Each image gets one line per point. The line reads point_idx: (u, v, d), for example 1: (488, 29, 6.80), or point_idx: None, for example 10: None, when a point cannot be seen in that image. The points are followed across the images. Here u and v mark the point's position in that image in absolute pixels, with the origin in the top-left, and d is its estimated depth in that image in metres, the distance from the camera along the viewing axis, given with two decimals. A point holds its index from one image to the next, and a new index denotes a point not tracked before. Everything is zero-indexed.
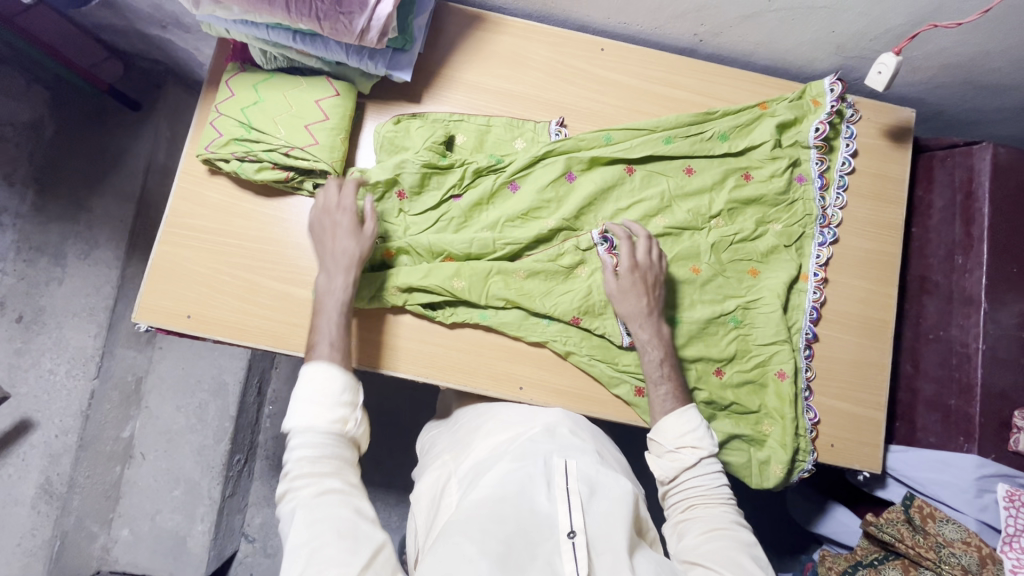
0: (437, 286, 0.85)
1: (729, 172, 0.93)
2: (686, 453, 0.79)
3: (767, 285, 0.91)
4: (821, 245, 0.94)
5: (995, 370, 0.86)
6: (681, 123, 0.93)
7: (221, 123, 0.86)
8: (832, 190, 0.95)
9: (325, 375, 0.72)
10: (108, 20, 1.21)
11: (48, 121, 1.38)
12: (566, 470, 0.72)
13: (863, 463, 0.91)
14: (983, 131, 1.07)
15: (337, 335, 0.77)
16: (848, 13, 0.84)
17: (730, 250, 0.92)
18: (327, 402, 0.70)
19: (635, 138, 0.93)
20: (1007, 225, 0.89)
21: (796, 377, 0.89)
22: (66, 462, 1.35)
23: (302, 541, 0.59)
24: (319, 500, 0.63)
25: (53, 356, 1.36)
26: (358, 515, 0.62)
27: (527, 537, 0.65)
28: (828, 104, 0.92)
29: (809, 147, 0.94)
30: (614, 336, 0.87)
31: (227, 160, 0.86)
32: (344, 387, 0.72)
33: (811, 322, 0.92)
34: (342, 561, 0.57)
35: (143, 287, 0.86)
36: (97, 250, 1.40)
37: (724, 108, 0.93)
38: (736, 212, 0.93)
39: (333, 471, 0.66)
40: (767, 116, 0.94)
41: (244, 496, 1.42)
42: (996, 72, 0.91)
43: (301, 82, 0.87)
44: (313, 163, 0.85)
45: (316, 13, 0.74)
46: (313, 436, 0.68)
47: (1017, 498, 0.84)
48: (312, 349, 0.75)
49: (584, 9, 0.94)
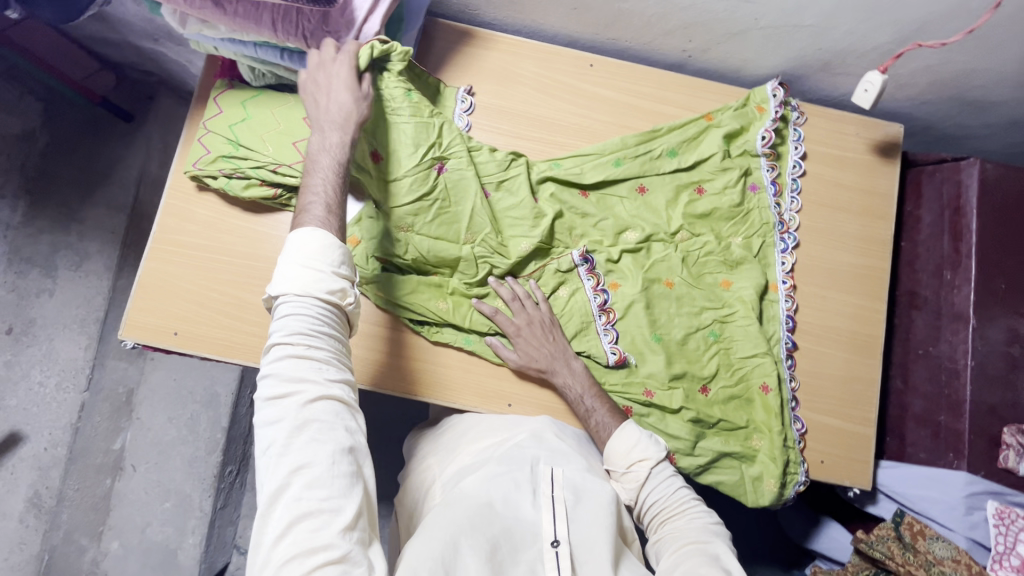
0: (425, 306, 0.86)
1: (680, 188, 0.93)
2: (638, 468, 0.79)
3: (737, 296, 0.91)
4: (784, 251, 0.94)
5: (984, 386, 0.86)
6: (629, 144, 0.93)
7: (209, 140, 0.86)
8: (786, 196, 0.95)
9: (325, 242, 0.68)
10: (100, 34, 1.21)
11: (40, 132, 1.38)
12: (551, 478, 0.75)
13: (852, 479, 0.91)
14: (973, 145, 1.07)
15: (331, 197, 0.71)
16: (834, 31, 0.85)
17: (697, 262, 0.92)
18: (323, 268, 0.67)
19: (585, 163, 0.93)
20: (995, 241, 0.89)
21: (781, 388, 0.89)
22: (55, 475, 1.35)
23: (291, 460, 0.59)
24: (314, 403, 0.61)
25: (43, 369, 1.36)
26: (353, 431, 0.63)
27: (511, 543, 0.67)
28: (772, 109, 0.93)
29: (758, 155, 0.94)
30: (601, 352, 0.87)
31: (215, 177, 0.86)
32: (343, 259, 0.69)
33: (788, 331, 0.92)
34: (333, 500, 0.58)
35: (131, 304, 0.86)
36: (88, 260, 1.39)
37: (669, 124, 0.94)
38: (695, 225, 0.93)
39: (330, 354, 0.65)
40: (713, 127, 0.94)
41: (236, 508, 1.40)
42: (982, 88, 0.92)
43: (289, 99, 0.88)
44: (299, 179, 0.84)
45: (303, 33, 0.76)
46: (311, 307, 0.65)
47: (1007, 515, 0.85)
48: (304, 214, 0.70)
49: (573, 25, 0.94)
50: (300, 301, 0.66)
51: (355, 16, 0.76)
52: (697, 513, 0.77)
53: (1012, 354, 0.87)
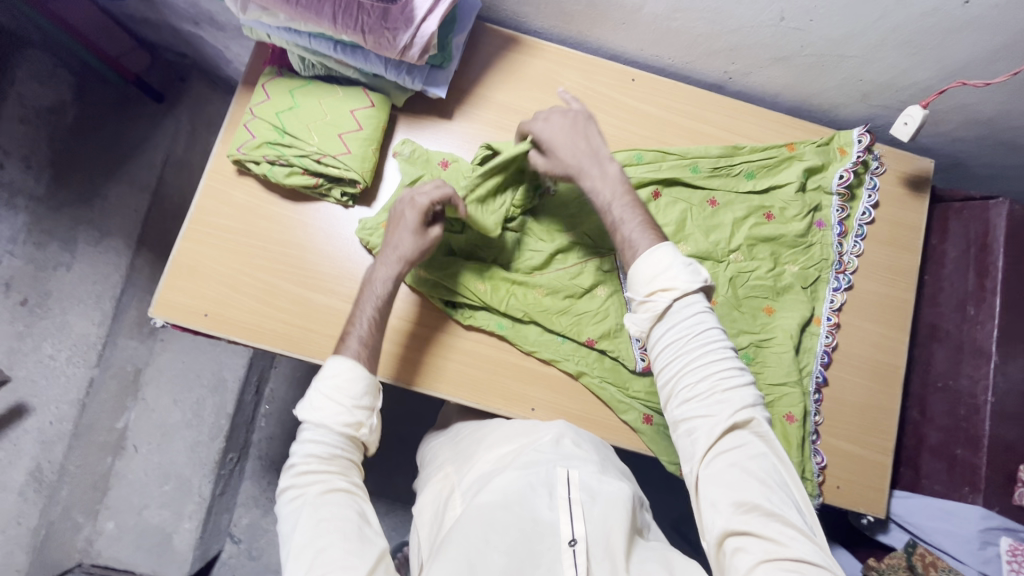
0: (462, 286, 0.87)
1: (752, 210, 0.94)
2: (660, 299, 0.69)
3: (781, 324, 0.92)
4: (836, 290, 0.95)
5: (1002, 423, 0.87)
6: (710, 154, 0.95)
7: (254, 126, 0.87)
8: (849, 238, 0.97)
9: (352, 374, 0.72)
10: (142, 13, 1.22)
11: (70, 107, 1.37)
12: (568, 480, 0.73)
13: (867, 507, 0.91)
14: (1002, 186, 1.09)
15: (367, 330, 0.77)
16: (878, 64, 0.86)
17: (747, 285, 0.93)
18: (347, 401, 0.71)
19: (665, 159, 0.95)
20: (1021, 280, 0.90)
21: (804, 421, 0.89)
22: (59, 450, 1.30)
23: (309, 540, 0.63)
24: (325, 495, 0.67)
25: (55, 342, 1.32)
26: (365, 514, 0.67)
27: (529, 547, 0.66)
28: (855, 153, 0.95)
29: (831, 193, 0.96)
30: (629, 358, 0.88)
31: (258, 162, 0.86)
32: (365, 390, 0.72)
33: (822, 366, 0.92)
34: (348, 561, 0.61)
35: (162, 283, 0.86)
36: (107, 238, 1.39)
37: (751, 145, 0.96)
38: (755, 249, 0.94)
39: (344, 463, 0.71)
40: (794, 159, 0.96)
41: (233, 494, 1.41)
42: (1016, 131, 0.93)
43: (338, 91, 0.88)
44: (342, 171, 0.85)
45: (362, 27, 0.75)
46: (328, 436, 0.70)
47: (1020, 552, 0.86)
48: (342, 342, 0.76)
49: (619, 39, 0.95)
50: (318, 429, 0.71)
51: (415, 14, 0.75)
52: (730, 374, 0.67)
53: None
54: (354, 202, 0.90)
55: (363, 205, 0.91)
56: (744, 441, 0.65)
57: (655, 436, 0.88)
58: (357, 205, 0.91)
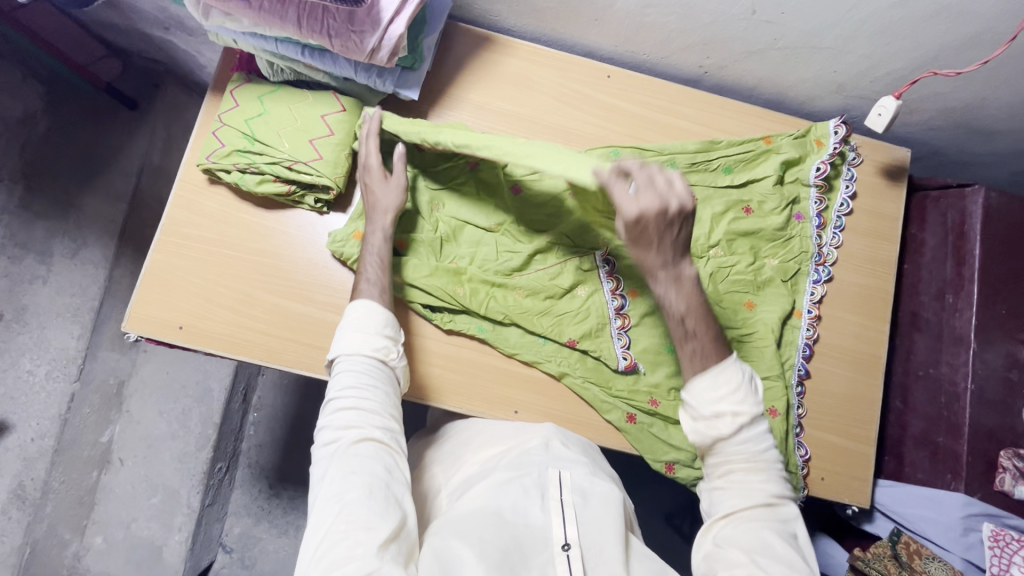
0: (439, 289, 0.86)
1: (731, 204, 0.94)
2: (725, 421, 0.69)
3: (762, 319, 0.92)
4: (816, 282, 0.95)
5: (982, 409, 0.88)
6: (687, 149, 0.94)
7: (223, 133, 0.85)
8: (828, 230, 0.97)
9: (369, 310, 0.76)
10: (110, 20, 1.20)
11: (41, 117, 1.35)
12: (560, 482, 0.72)
13: (852, 497, 0.92)
14: (977, 173, 1.09)
15: (379, 276, 0.80)
16: (851, 54, 0.86)
17: (727, 280, 0.93)
18: (370, 331, 0.74)
19: (642, 156, 0.94)
20: (996, 267, 0.91)
21: (787, 414, 0.89)
22: (41, 467, 1.29)
23: (335, 493, 0.62)
24: (356, 446, 0.66)
25: (34, 357, 1.32)
26: (392, 469, 0.66)
27: (521, 549, 0.64)
28: (831, 145, 0.95)
29: (809, 185, 0.96)
30: (612, 358, 0.88)
31: (229, 171, 0.85)
32: (387, 321, 0.76)
33: (804, 358, 0.93)
34: (369, 520, 0.60)
35: (136, 297, 0.84)
36: (85, 249, 1.37)
37: (728, 139, 0.95)
38: (734, 244, 0.94)
39: (376, 405, 0.70)
40: (772, 151, 0.96)
41: (224, 504, 1.37)
42: (990, 118, 0.94)
43: (308, 95, 0.86)
44: (314, 178, 0.84)
45: (328, 31, 0.73)
46: (360, 365, 0.72)
47: (1002, 537, 0.85)
48: (356, 289, 0.79)
49: (592, 36, 0.95)
50: (351, 360, 0.73)
51: (381, 16, 0.73)
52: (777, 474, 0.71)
53: (1010, 378, 0.89)
54: (328, 209, 0.89)
55: (338, 211, 0.90)
56: (777, 521, 0.67)
57: (640, 435, 0.88)
58: (333, 211, 0.90)
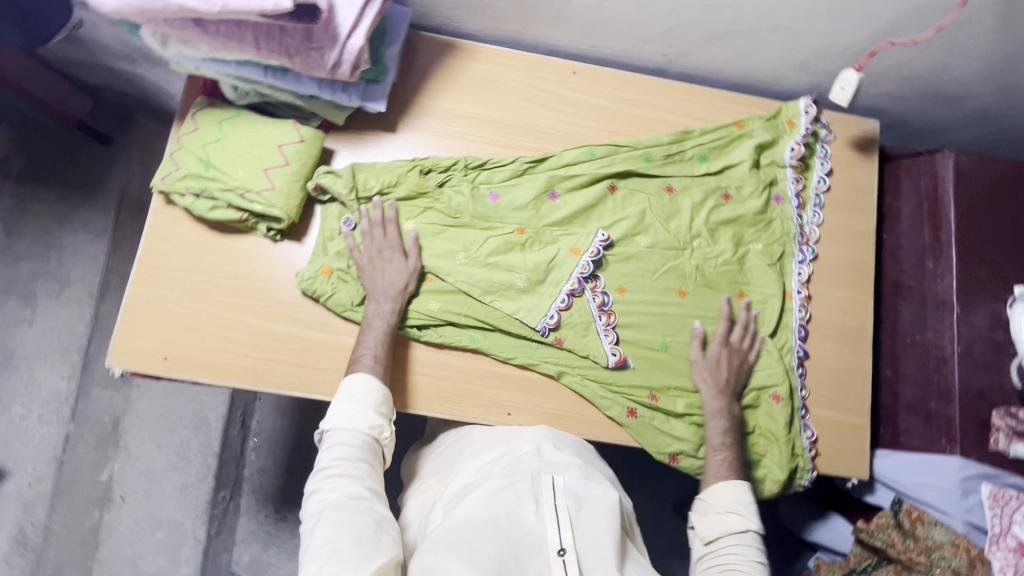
0: (423, 310, 0.86)
1: (709, 192, 0.95)
2: (734, 519, 0.79)
3: (755, 307, 0.92)
4: (802, 262, 0.95)
5: (971, 371, 0.89)
6: (660, 142, 0.95)
7: (180, 157, 0.85)
8: (808, 209, 0.97)
9: (369, 384, 0.76)
10: (76, 56, 1.20)
11: (15, 159, 1.37)
12: (553, 486, 0.72)
13: (851, 470, 0.92)
14: (948, 138, 1.10)
15: (380, 348, 0.81)
16: (809, 32, 0.87)
17: (716, 270, 0.93)
18: (367, 405, 0.75)
19: (617, 153, 0.94)
20: (972, 230, 0.92)
21: (790, 399, 0.90)
22: (40, 511, 1.30)
23: (323, 540, 0.63)
24: (345, 500, 0.67)
25: (23, 402, 1.32)
26: (381, 523, 0.66)
27: (517, 556, 0.64)
28: (803, 125, 0.96)
29: (785, 166, 0.97)
30: (601, 354, 0.87)
31: (183, 194, 0.85)
32: (385, 398, 0.77)
33: (800, 340, 0.93)
34: (358, 564, 0.61)
35: (118, 330, 0.84)
36: (68, 288, 1.36)
37: (701, 127, 0.96)
38: (717, 232, 0.94)
39: (366, 472, 0.71)
40: (745, 136, 0.96)
41: (231, 533, 1.34)
42: (953, 83, 0.94)
43: (267, 123, 0.85)
44: (266, 209, 0.83)
45: (287, 50, 0.74)
46: (352, 437, 0.73)
47: (1001, 498, 0.86)
48: (355, 359, 0.80)
49: (554, 34, 0.95)
50: (345, 430, 0.74)
51: (339, 31, 0.74)
52: None
53: (996, 339, 0.90)
54: (282, 236, 0.88)
55: (292, 239, 0.89)
56: None
57: (642, 429, 0.88)
58: (286, 239, 0.88)
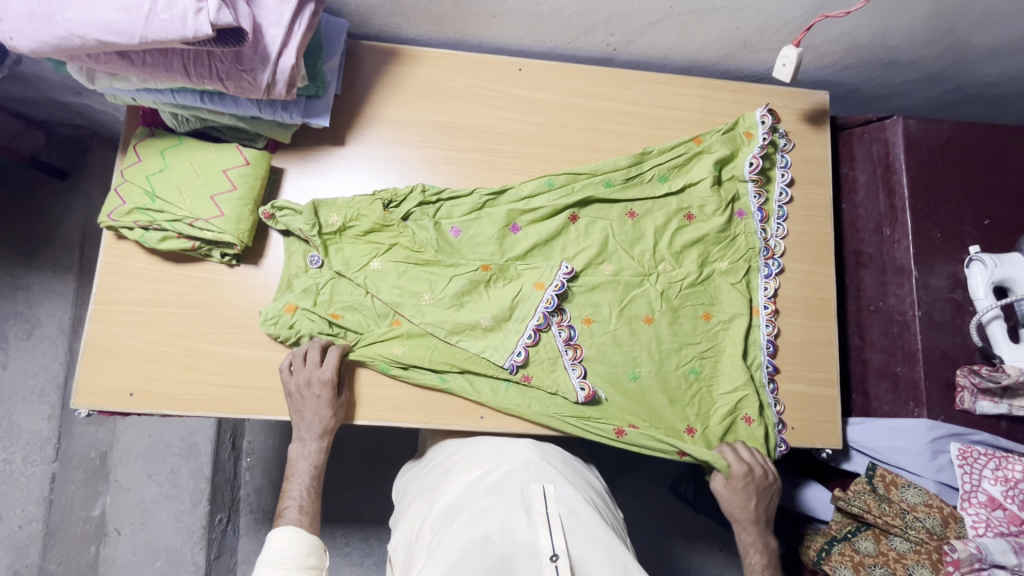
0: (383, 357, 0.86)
1: (671, 215, 0.95)
2: None
3: (724, 331, 0.93)
4: (767, 277, 0.95)
5: (932, 333, 0.90)
6: (620, 166, 0.94)
7: (125, 190, 0.84)
8: (772, 222, 0.97)
9: (291, 540, 0.74)
10: (20, 94, 1.17)
11: None
12: (544, 496, 0.71)
13: (823, 441, 0.93)
14: (898, 101, 1.11)
15: (305, 498, 0.82)
16: (746, 10, 0.87)
17: (681, 293, 0.93)
18: (293, 565, 0.73)
19: (578, 181, 0.94)
20: (925, 195, 0.93)
21: (764, 419, 0.91)
22: (34, 552, 1.29)
23: None
24: None
25: (7, 445, 1.30)
26: None
27: (508, 564, 0.62)
28: (761, 135, 0.96)
29: (746, 180, 0.96)
30: (570, 389, 0.87)
31: (131, 228, 0.84)
32: (310, 550, 0.75)
33: (769, 355, 0.93)
34: None
35: (80, 371, 0.83)
36: (40, 327, 1.34)
37: (658, 148, 0.96)
38: (681, 255, 0.95)
39: None
40: (704, 151, 0.96)
41: (231, 554, 1.35)
42: (895, 49, 0.95)
43: (211, 150, 0.84)
44: (216, 235, 0.82)
45: (218, 75, 0.73)
46: None
47: (970, 455, 0.86)
48: (280, 513, 0.80)
49: (494, 33, 0.95)
50: None
51: (269, 51, 0.73)
52: None
53: (956, 299, 0.91)
54: (238, 260, 0.88)
55: (249, 263, 0.88)
56: None
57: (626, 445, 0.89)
58: (242, 263, 0.88)
